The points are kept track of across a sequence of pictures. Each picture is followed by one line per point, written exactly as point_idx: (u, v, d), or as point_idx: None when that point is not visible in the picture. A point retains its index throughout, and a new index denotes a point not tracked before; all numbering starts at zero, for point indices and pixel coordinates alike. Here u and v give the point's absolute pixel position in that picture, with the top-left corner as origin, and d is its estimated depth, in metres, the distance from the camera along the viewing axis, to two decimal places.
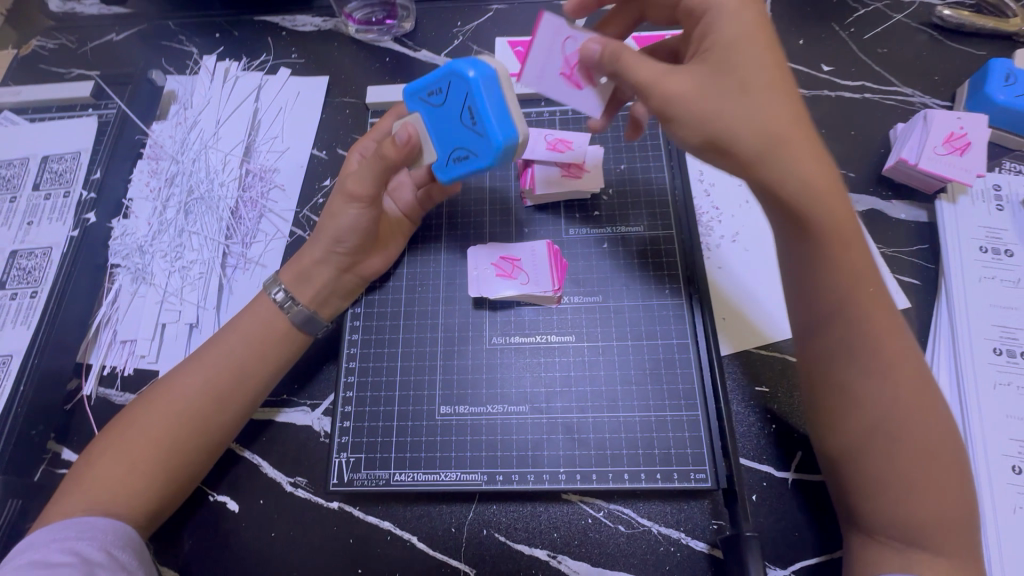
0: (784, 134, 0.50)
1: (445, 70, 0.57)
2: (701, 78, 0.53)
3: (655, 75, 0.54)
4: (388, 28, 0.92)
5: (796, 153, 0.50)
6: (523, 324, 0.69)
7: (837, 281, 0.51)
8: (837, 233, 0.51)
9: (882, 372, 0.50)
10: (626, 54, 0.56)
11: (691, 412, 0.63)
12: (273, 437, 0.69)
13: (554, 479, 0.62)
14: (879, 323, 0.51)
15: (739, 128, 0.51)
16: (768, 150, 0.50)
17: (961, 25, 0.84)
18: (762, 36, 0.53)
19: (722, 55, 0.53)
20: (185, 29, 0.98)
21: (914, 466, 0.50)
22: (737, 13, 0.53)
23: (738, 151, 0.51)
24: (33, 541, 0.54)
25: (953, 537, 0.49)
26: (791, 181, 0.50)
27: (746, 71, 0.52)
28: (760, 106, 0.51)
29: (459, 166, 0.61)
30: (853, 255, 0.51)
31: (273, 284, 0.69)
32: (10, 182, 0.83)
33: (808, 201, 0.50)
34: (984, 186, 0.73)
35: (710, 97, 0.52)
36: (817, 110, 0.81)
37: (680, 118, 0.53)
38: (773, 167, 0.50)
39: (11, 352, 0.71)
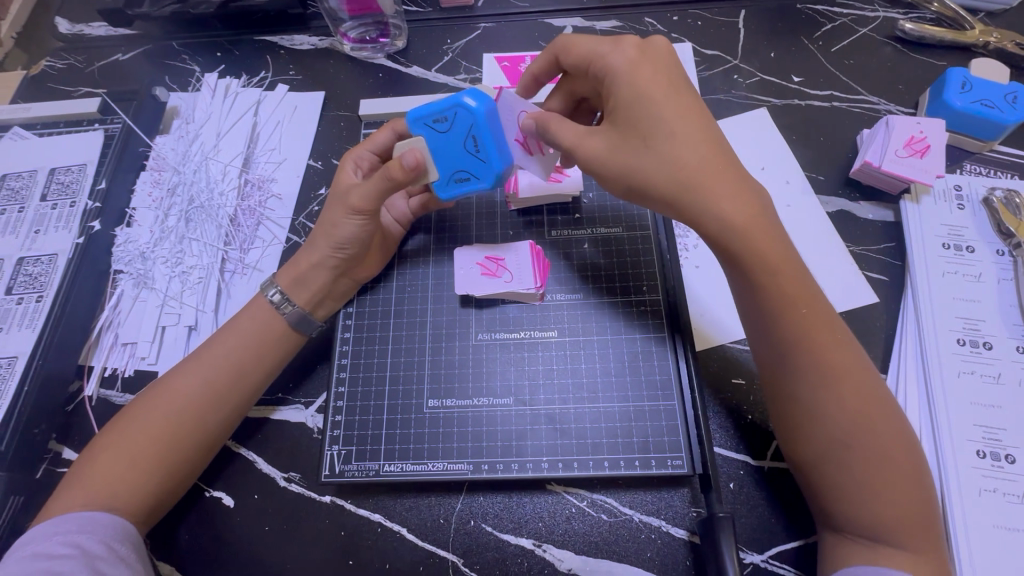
0: (696, 176, 0.54)
1: (451, 102, 0.60)
2: (616, 135, 0.58)
3: (577, 136, 0.60)
4: (381, 46, 0.97)
5: (709, 193, 0.54)
6: (508, 321, 0.72)
7: (766, 308, 0.55)
8: (759, 263, 0.54)
9: (828, 383, 0.54)
10: (551, 123, 0.62)
11: (669, 402, 0.66)
12: (268, 434, 0.71)
13: (537, 469, 0.64)
14: (813, 342, 0.54)
15: (654, 178, 0.55)
16: (682, 198, 0.55)
17: (923, 37, 0.88)
18: (661, 87, 0.57)
19: (628, 109, 0.57)
20: (188, 49, 1.03)
21: (869, 470, 0.52)
22: (632, 71, 0.58)
23: (660, 199, 0.56)
24: (36, 535, 0.56)
25: (913, 534, 0.52)
26: (706, 220, 0.54)
27: (653, 122, 0.56)
28: (670, 153, 0.55)
29: (458, 188, 0.67)
30: (783, 277, 0.55)
31: (270, 285, 0.72)
32: (18, 193, 0.87)
33: (727, 236, 0.54)
34: (946, 185, 0.77)
35: (626, 153, 0.57)
36: (788, 118, 0.85)
37: (609, 169, 0.58)
38: (692, 209, 0.55)
39: (15, 354, 0.74)
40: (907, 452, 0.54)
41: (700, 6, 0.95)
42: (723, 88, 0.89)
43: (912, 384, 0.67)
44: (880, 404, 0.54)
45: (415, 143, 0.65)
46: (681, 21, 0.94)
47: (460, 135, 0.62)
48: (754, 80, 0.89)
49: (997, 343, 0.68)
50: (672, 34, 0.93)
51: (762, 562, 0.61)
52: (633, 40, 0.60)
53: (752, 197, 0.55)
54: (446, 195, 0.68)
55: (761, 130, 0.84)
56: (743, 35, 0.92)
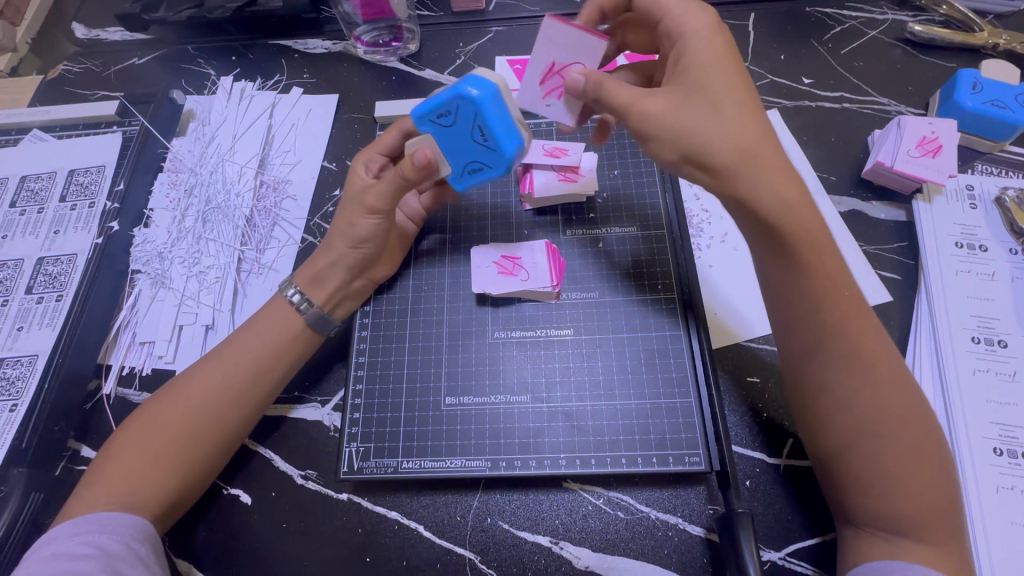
0: (756, 147, 0.54)
1: (453, 95, 0.58)
2: (679, 98, 0.56)
3: (633, 97, 0.59)
4: (394, 49, 0.98)
5: (766, 167, 0.53)
6: (524, 319, 0.72)
7: (807, 289, 0.55)
8: (808, 240, 0.54)
9: (861, 370, 0.54)
10: (605, 83, 0.61)
11: (685, 399, 0.66)
12: (285, 433, 0.72)
13: (555, 465, 0.65)
14: (852, 326, 0.54)
15: (715, 143, 0.54)
16: (743, 163, 0.53)
17: (933, 40, 0.89)
18: (729, 62, 0.57)
19: (694, 75, 0.57)
20: (204, 53, 1.04)
21: (901, 459, 0.53)
22: (708, 39, 0.58)
23: (715, 165, 0.54)
24: (58, 534, 0.57)
25: (936, 527, 0.52)
26: (763, 193, 0.53)
27: (721, 90, 0.55)
28: (731, 123, 0.54)
29: (473, 177, 0.66)
30: (826, 261, 0.55)
31: (288, 285, 0.73)
32: (38, 194, 0.88)
33: (781, 211, 0.53)
34: (958, 185, 0.78)
35: (688, 114, 0.55)
36: (799, 119, 0.86)
37: (659, 133, 0.56)
38: (748, 180, 0.53)
39: (36, 353, 0.74)
40: (934, 446, 0.54)
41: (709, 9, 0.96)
42: None
43: (928, 382, 0.67)
44: (909, 395, 0.54)
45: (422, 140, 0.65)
46: None
47: (468, 127, 0.61)
48: (765, 82, 0.90)
49: (1012, 341, 0.68)
50: None
51: (780, 559, 0.61)
52: (710, 11, 0.60)
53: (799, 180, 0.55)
54: (461, 184, 0.68)
55: (772, 131, 0.85)
56: (753, 37, 0.93)
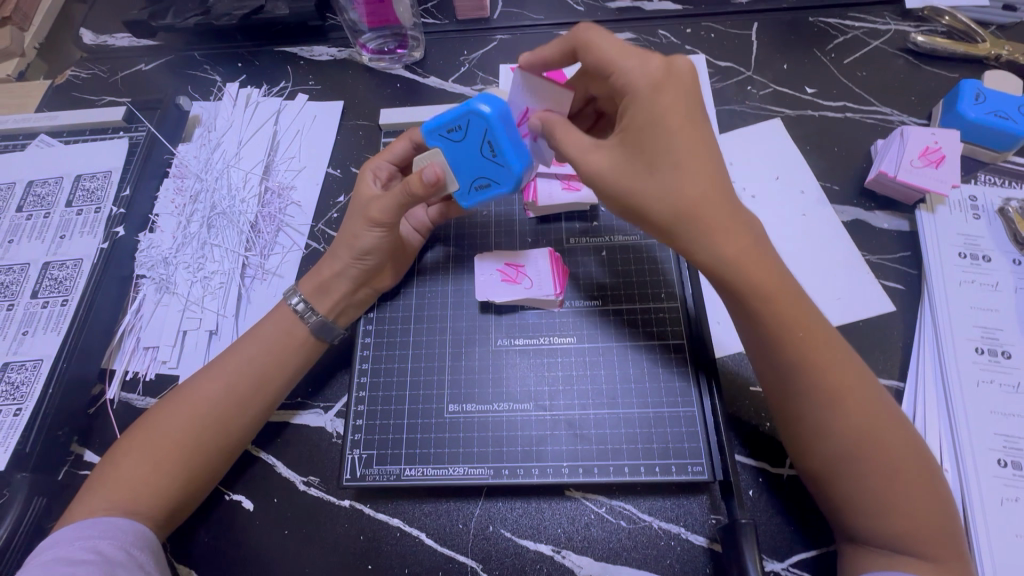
0: (693, 208, 0.54)
1: (464, 110, 0.61)
2: (624, 156, 0.58)
3: (582, 150, 0.60)
4: (399, 57, 0.99)
5: (705, 228, 0.54)
6: (527, 327, 0.72)
7: (762, 332, 0.56)
8: (752, 288, 0.54)
9: (826, 405, 0.54)
10: (556, 133, 0.62)
11: (688, 408, 0.66)
12: (288, 438, 0.72)
13: (558, 474, 0.65)
14: (815, 362, 0.54)
15: (653, 206, 0.56)
16: (678, 225, 0.55)
17: (935, 50, 0.89)
18: (676, 116, 0.55)
19: (639, 133, 0.56)
20: (210, 59, 1.05)
21: (879, 488, 0.52)
22: (651, 96, 0.56)
23: (656, 222, 0.57)
24: (58, 539, 0.57)
25: (930, 543, 0.52)
26: (702, 252, 0.55)
27: (663, 150, 0.55)
28: (670, 183, 0.55)
29: (480, 194, 0.67)
30: (781, 304, 0.55)
31: (292, 293, 0.73)
32: (44, 199, 0.88)
33: (724, 268, 0.55)
34: (961, 196, 0.78)
35: (629, 175, 0.57)
36: (802, 129, 0.87)
37: (609, 191, 0.59)
38: (686, 241, 0.56)
39: (40, 357, 0.75)
40: (923, 468, 0.53)
41: (713, 19, 0.97)
42: (737, 99, 0.90)
43: (931, 394, 0.67)
44: (887, 416, 0.54)
45: (434, 155, 0.67)
46: (694, 33, 0.96)
47: (477, 142, 0.62)
48: (768, 91, 0.90)
49: (1016, 353, 0.68)
50: (685, 47, 0.95)
51: (783, 570, 0.61)
52: (658, 57, 0.58)
53: (747, 229, 0.55)
54: (468, 202, 0.69)
55: (775, 140, 0.85)
56: (756, 47, 0.93)
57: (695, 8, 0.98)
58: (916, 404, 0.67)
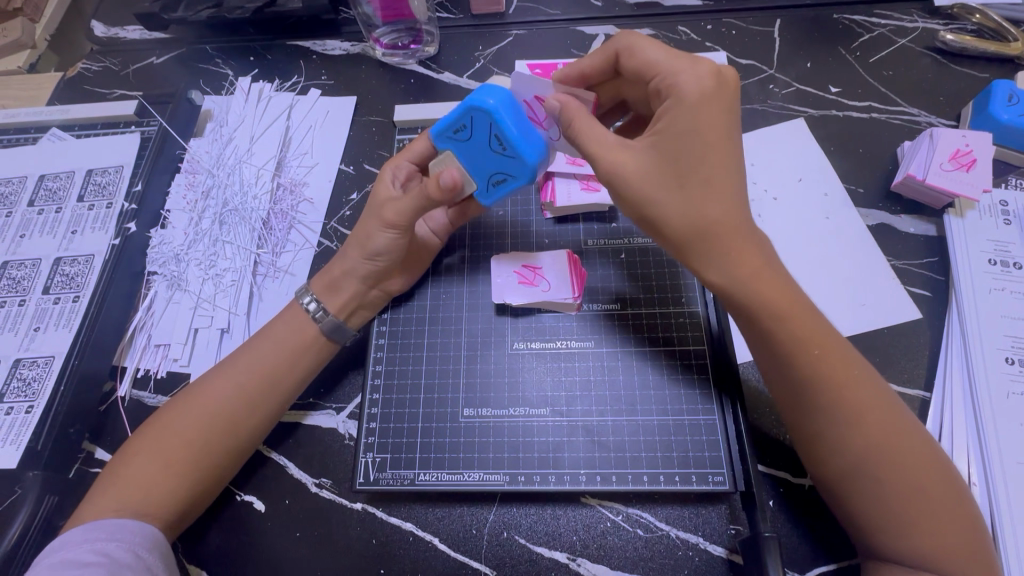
0: (715, 223, 0.53)
1: (467, 108, 0.59)
2: (651, 160, 0.56)
3: (606, 146, 0.58)
4: (413, 52, 0.97)
5: (720, 248, 0.54)
6: (544, 330, 0.71)
7: (783, 350, 0.54)
8: (767, 307, 0.53)
9: (846, 424, 0.52)
10: (576, 123, 0.59)
11: (709, 416, 0.65)
12: (299, 439, 0.71)
13: (574, 481, 0.63)
14: (834, 381, 0.53)
15: (670, 219, 0.55)
16: (694, 240, 0.54)
17: (964, 49, 0.87)
18: (719, 127, 0.54)
19: (674, 138, 0.55)
20: (222, 53, 1.04)
21: (902, 508, 0.51)
22: (697, 106, 0.54)
23: (671, 236, 0.56)
24: (68, 541, 0.56)
25: (957, 559, 0.50)
26: (715, 270, 0.55)
27: (693, 160, 0.54)
28: (692, 196, 0.54)
29: (499, 190, 0.67)
30: (799, 321, 0.54)
31: (305, 293, 0.72)
32: (56, 194, 0.88)
33: (735, 287, 0.54)
34: (991, 201, 0.76)
35: (652, 183, 0.55)
36: (826, 129, 0.84)
37: (623, 194, 0.57)
38: (700, 258, 0.55)
39: (52, 354, 0.74)
40: (947, 488, 0.52)
41: (734, 16, 0.94)
42: (759, 98, 0.88)
43: (959, 405, 0.65)
44: (907, 430, 0.53)
45: (446, 158, 0.66)
46: (715, 30, 0.94)
47: (484, 138, 0.61)
48: (791, 90, 0.88)
49: None
50: (706, 43, 0.92)
51: None
52: (708, 67, 0.56)
53: (761, 248, 0.55)
54: (489, 199, 0.69)
55: (797, 142, 0.83)
56: (778, 45, 0.91)
57: (715, 4, 0.95)
58: (943, 416, 0.65)
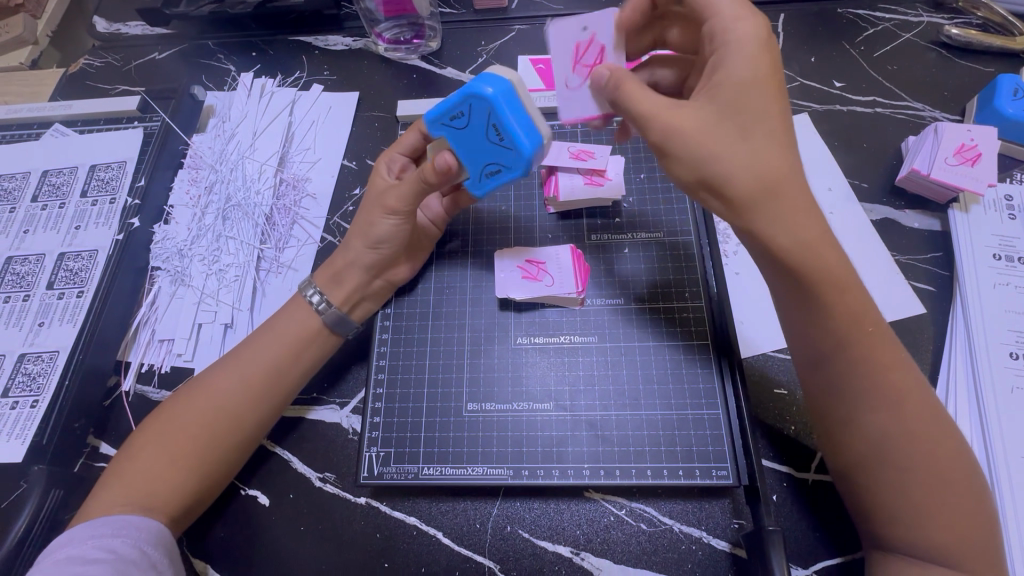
0: (780, 184, 0.51)
1: (467, 96, 0.58)
2: (709, 119, 0.54)
3: (658, 107, 0.56)
4: (415, 47, 0.97)
5: (788, 205, 0.51)
6: (547, 325, 0.71)
7: (839, 319, 0.53)
8: (828, 275, 0.52)
9: (890, 403, 0.52)
10: (626, 83, 0.59)
11: (712, 410, 0.65)
12: (303, 434, 0.71)
13: (578, 475, 0.64)
14: (880, 357, 0.53)
15: (735, 174, 0.51)
16: (761, 198, 0.51)
17: (969, 44, 0.86)
18: (776, 95, 0.54)
19: (732, 99, 0.54)
20: (224, 48, 1.03)
21: (931, 496, 0.50)
22: (753, 62, 0.54)
23: (732, 196, 0.52)
24: (73, 537, 0.56)
25: (971, 554, 0.50)
26: (779, 233, 0.51)
27: (754, 120, 0.53)
28: (757, 151, 0.52)
29: (491, 180, 0.66)
30: (848, 296, 0.53)
31: (307, 285, 0.72)
32: (59, 189, 0.88)
33: (798, 253, 0.51)
34: (996, 195, 0.75)
35: (713, 140, 0.53)
36: (830, 124, 0.84)
37: (680, 147, 0.54)
38: (763, 218, 0.52)
39: (57, 349, 0.74)
40: (969, 480, 0.52)
41: None
42: None
43: (963, 400, 0.65)
44: (940, 422, 0.53)
45: (441, 144, 0.66)
46: None
47: (482, 126, 0.60)
48: (795, 85, 0.87)
49: None
50: None
51: None
52: (762, 23, 0.56)
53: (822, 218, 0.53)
54: (481, 190, 0.68)
55: (801, 136, 0.83)
56: (782, 39, 0.91)
57: None
58: (947, 410, 0.65)
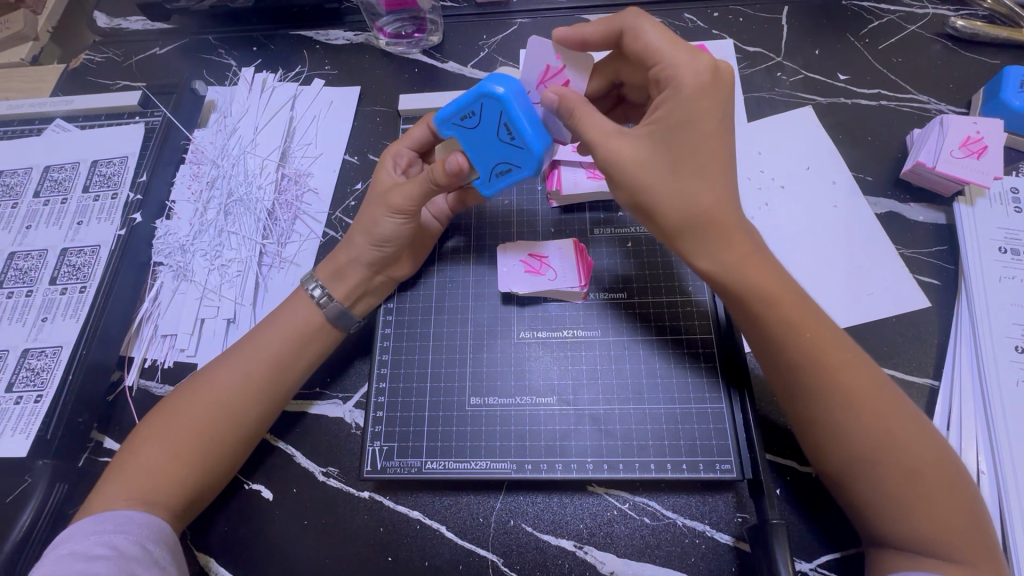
0: (707, 211, 0.55)
1: (477, 94, 0.60)
2: (648, 144, 0.56)
3: (604, 133, 0.58)
4: (417, 41, 0.96)
5: (715, 233, 0.55)
6: (550, 319, 0.71)
7: (772, 334, 0.55)
8: (758, 292, 0.55)
9: (841, 408, 0.52)
10: (577, 110, 0.58)
11: (716, 404, 0.65)
12: (307, 428, 0.71)
13: (582, 470, 0.64)
14: (824, 364, 0.53)
15: (664, 205, 0.55)
16: (688, 226, 0.55)
17: (976, 35, 0.85)
18: (710, 119, 0.55)
19: (671, 125, 0.56)
20: (225, 43, 1.03)
21: (901, 492, 0.51)
22: (694, 95, 0.55)
23: (665, 223, 0.57)
24: (76, 532, 0.56)
25: (958, 543, 0.50)
26: (705, 258, 0.56)
27: (687, 145, 0.55)
28: (685, 183, 0.55)
29: (502, 180, 0.65)
30: (784, 307, 0.55)
31: (311, 281, 0.72)
32: (61, 184, 0.88)
33: (725, 274, 0.55)
34: (1002, 188, 0.75)
35: (648, 168, 0.56)
36: (834, 117, 0.83)
37: (621, 176, 0.57)
38: (691, 245, 0.56)
39: (60, 344, 0.74)
40: (947, 473, 0.51)
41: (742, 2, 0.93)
42: (766, 86, 0.87)
43: (967, 394, 0.65)
44: (906, 416, 0.52)
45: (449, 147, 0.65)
46: (722, 17, 0.92)
47: (492, 125, 0.61)
48: (798, 78, 0.87)
49: None
50: (712, 31, 0.91)
51: (810, 570, 0.60)
52: (706, 58, 0.56)
53: (751, 237, 0.56)
54: (491, 190, 0.67)
55: (805, 130, 0.82)
56: (786, 32, 0.90)
57: None
58: (950, 404, 0.65)
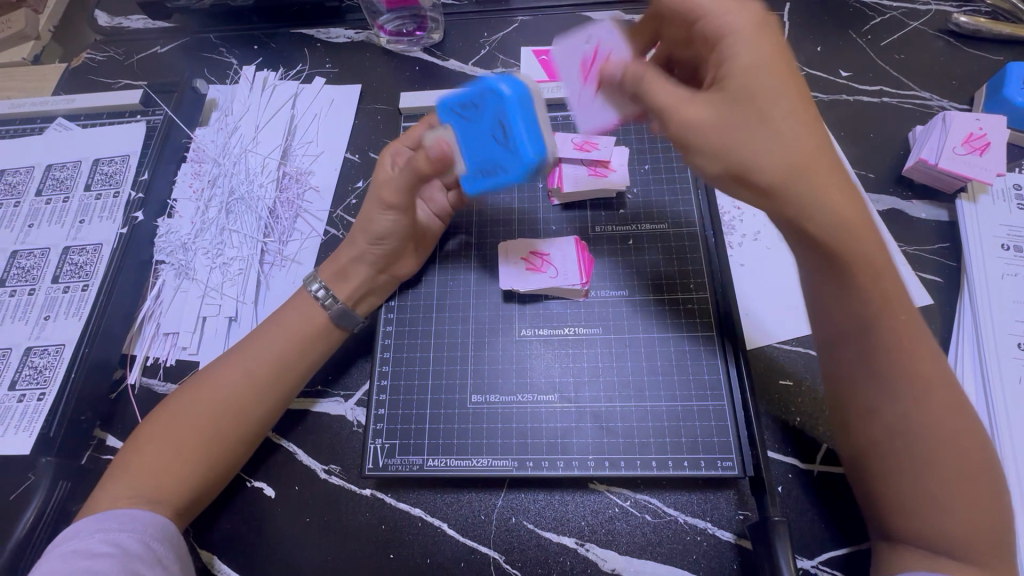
0: (811, 167, 0.50)
1: (483, 86, 0.58)
2: (721, 104, 0.53)
3: (673, 99, 0.56)
4: (417, 39, 0.96)
5: (824, 189, 0.49)
6: (552, 317, 0.71)
7: (864, 310, 0.50)
8: (869, 261, 0.50)
9: (908, 397, 0.50)
10: (648, 80, 0.59)
11: (717, 401, 0.65)
12: (308, 426, 0.71)
13: (583, 467, 0.64)
14: (908, 347, 0.50)
15: (765, 163, 0.50)
16: (792, 183, 0.50)
17: (978, 32, 0.85)
18: (784, 79, 0.52)
19: (742, 82, 0.52)
20: (225, 42, 1.03)
21: (946, 490, 0.49)
22: (753, 43, 0.53)
23: (762, 183, 0.51)
24: (79, 530, 0.56)
25: (984, 544, 0.49)
26: (818, 215, 0.49)
27: (769, 103, 0.51)
28: (789, 138, 0.50)
29: (483, 180, 0.62)
30: (881, 282, 0.50)
31: (312, 280, 0.72)
32: (63, 182, 0.88)
33: (837, 233, 0.49)
34: (1004, 185, 0.75)
35: (732, 126, 0.52)
36: (836, 114, 0.83)
37: (698, 140, 0.54)
38: (795, 205, 0.50)
39: (62, 342, 0.74)
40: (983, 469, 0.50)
41: None
42: None
43: (970, 391, 0.65)
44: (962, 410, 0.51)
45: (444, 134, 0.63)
46: None
47: (489, 119, 0.59)
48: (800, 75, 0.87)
49: None
50: None
51: (812, 567, 0.60)
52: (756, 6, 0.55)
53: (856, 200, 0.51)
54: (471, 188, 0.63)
55: None
56: (788, 28, 0.90)
57: None
58: None
